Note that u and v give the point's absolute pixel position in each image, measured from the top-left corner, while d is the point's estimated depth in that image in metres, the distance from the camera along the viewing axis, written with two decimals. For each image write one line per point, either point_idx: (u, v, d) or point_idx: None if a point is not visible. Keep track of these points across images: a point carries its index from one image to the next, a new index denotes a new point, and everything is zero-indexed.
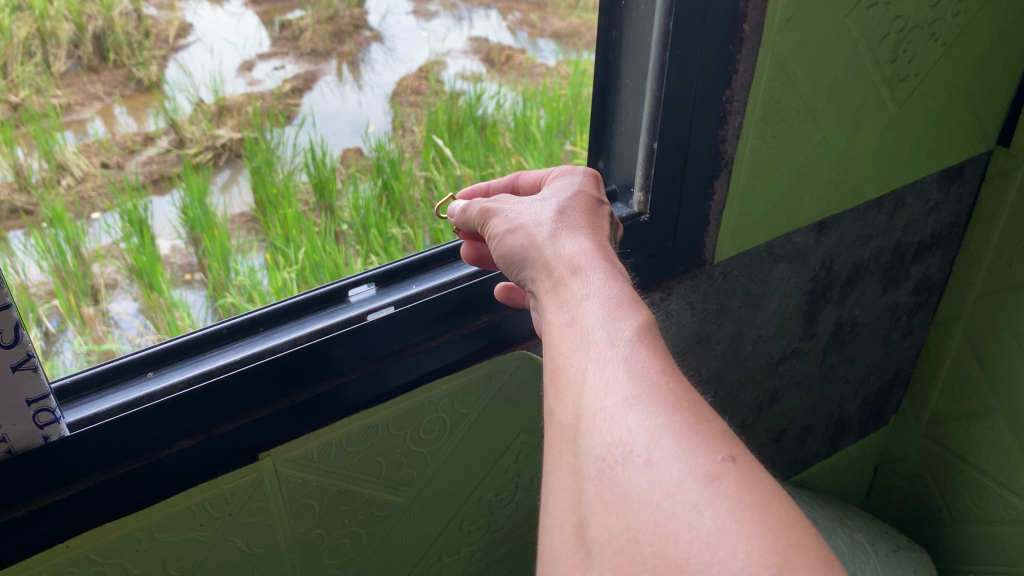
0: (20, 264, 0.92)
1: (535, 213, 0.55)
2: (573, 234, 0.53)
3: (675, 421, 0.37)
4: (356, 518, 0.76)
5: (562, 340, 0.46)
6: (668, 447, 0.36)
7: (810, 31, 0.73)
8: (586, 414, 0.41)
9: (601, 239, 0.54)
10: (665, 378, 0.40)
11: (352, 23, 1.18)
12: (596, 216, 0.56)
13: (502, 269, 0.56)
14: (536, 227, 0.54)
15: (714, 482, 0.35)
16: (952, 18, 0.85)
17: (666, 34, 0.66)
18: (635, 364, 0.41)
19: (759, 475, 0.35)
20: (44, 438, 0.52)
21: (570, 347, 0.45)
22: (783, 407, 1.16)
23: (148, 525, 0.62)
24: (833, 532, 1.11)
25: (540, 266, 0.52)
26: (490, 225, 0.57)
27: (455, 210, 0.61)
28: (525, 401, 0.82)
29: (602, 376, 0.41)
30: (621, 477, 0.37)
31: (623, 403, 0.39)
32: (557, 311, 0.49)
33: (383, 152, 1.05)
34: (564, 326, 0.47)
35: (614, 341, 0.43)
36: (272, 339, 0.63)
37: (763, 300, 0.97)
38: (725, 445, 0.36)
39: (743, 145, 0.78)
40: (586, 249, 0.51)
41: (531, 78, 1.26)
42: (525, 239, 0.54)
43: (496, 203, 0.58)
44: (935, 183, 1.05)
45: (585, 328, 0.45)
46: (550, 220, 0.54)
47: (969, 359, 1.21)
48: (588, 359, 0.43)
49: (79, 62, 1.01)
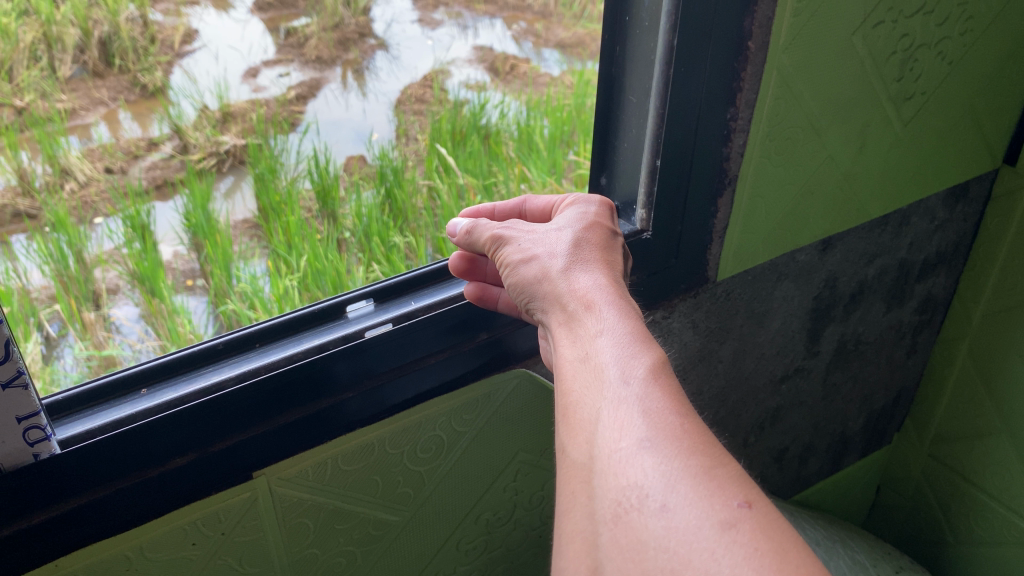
0: (21, 268, 0.92)
1: (548, 244, 0.55)
2: (588, 267, 0.52)
3: (690, 465, 0.38)
4: (351, 537, 0.75)
5: (575, 377, 0.46)
6: (684, 493, 0.37)
7: (816, 49, 0.73)
8: (600, 456, 0.41)
9: (615, 275, 0.53)
10: (679, 420, 0.40)
11: (357, 31, 1.14)
12: (610, 249, 0.56)
13: (512, 298, 0.56)
14: (551, 259, 0.53)
15: (731, 529, 0.35)
16: (959, 36, 0.84)
17: (670, 51, 0.65)
18: (648, 405, 0.41)
19: (775, 522, 0.36)
20: (35, 455, 0.52)
21: (584, 385, 0.45)
22: (786, 425, 1.15)
23: (140, 544, 0.61)
24: (836, 553, 1.10)
25: (552, 299, 0.52)
26: (501, 253, 0.56)
27: (460, 231, 0.60)
28: (524, 419, 0.81)
29: (616, 417, 0.42)
30: (637, 522, 0.37)
31: (638, 445, 0.39)
32: (570, 345, 0.48)
33: (386, 160, 1.05)
34: (577, 363, 0.47)
35: (628, 379, 0.43)
36: (268, 356, 0.62)
37: (767, 318, 0.96)
38: (741, 491, 0.37)
39: (748, 163, 0.77)
40: (600, 284, 0.51)
41: (535, 87, 1.25)
42: (538, 270, 0.53)
43: (508, 229, 0.57)
44: (941, 202, 1.04)
45: (599, 365, 0.45)
46: (565, 252, 0.53)
47: (973, 378, 1.20)
48: (601, 399, 0.43)
49: (83, 67, 1.01)
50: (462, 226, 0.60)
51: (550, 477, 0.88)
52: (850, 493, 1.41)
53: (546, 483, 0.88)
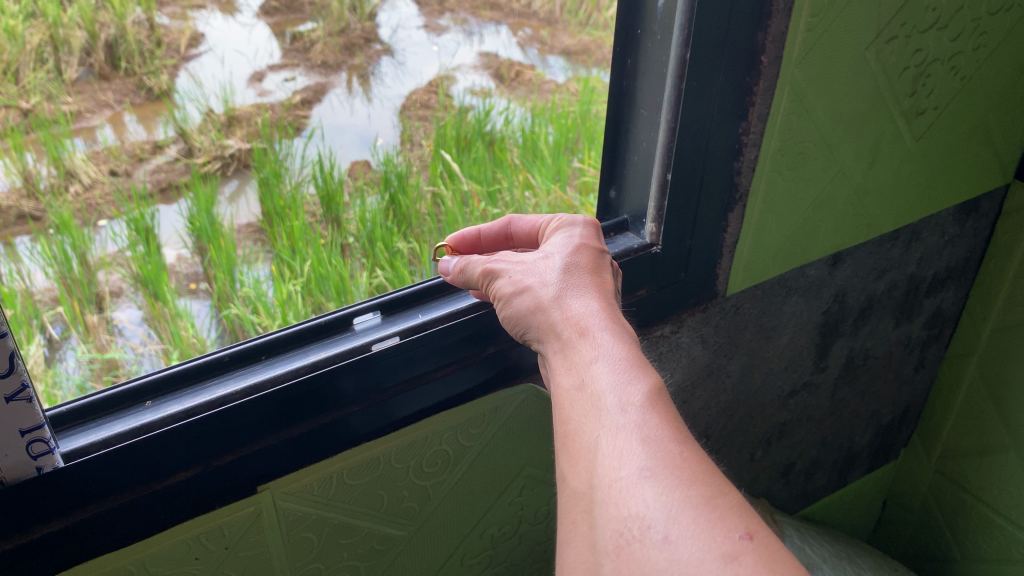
0: (26, 271, 0.91)
1: (539, 272, 0.54)
2: (580, 292, 0.52)
3: (691, 496, 0.38)
4: (355, 551, 0.74)
5: (572, 406, 0.46)
6: (686, 525, 0.36)
7: (828, 64, 0.72)
8: (599, 486, 0.40)
9: (607, 296, 0.52)
10: (678, 448, 0.40)
11: (363, 36, 1.17)
12: (599, 270, 0.55)
13: (508, 328, 0.55)
14: (542, 287, 0.53)
15: (733, 562, 0.35)
16: (972, 52, 0.83)
17: (683, 65, 0.65)
18: (646, 432, 0.41)
19: (776, 555, 0.36)
20: (38, 468, 0.51)
21: (581, 413, 0.45)
22: (793, 440, 1.14)
23: (142, 559, 0.60)
24: (843, 569, 1.09)
25: (546, 330, 0.51)
26: (495, 287, 0.55)
27: (451, 271, 0.60)
28: (530, 433, 0.80)
29: (614, 445, 0.41)
30: (638, 553, 0.37)
31: (638, 475, 0.39)
32: (565, 373, 0.48)
33: (391, 166, 1.04)
34: (573, 392, 0.46)
35: (626, 407, 0.43)
36: (274, 369, 0.61)
37: (775, 333, 0.95)
38: (742, 522, 0.37)
39: (759, 178, 0.76)
40: (594, 309, 0.50)
41: (540, 94, 1.24)
42: (530, 302, 0.53)
43: (497, 262, 0.57)
44: (951, 217, 1.03)
45: (596, 394, 0.45)
46: (556, 279, 0.53)
47: (981, 393, 1.19)
48: (599, 427, 0.43)
49: (90, 70, 1.04)
50: (454, 265, 0.60)
51: (556, 492, 0.87)
52: (856, 508, 1.40)
53: (552, 497, 0.87)
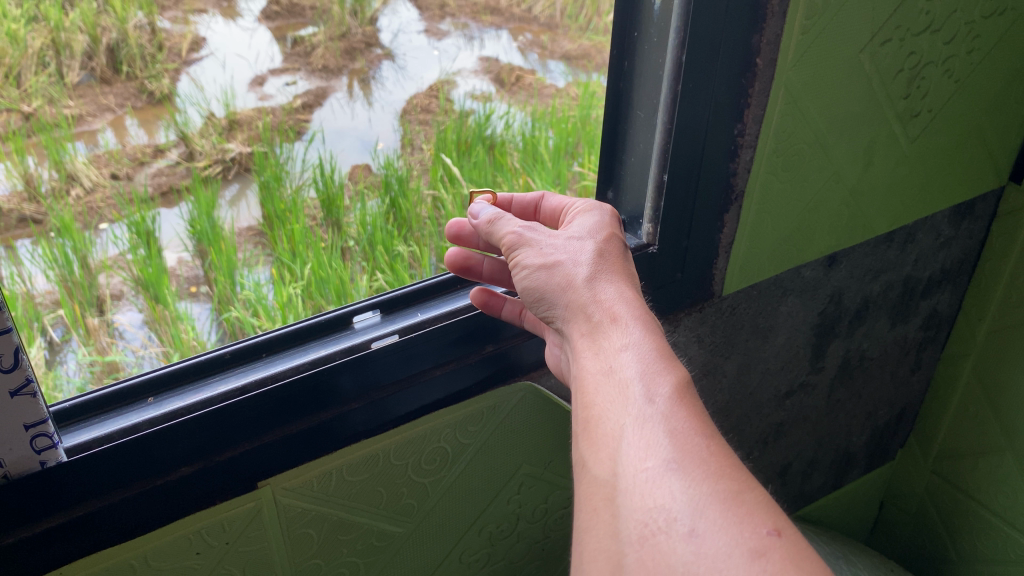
0: (26, 274, 0.92)
1: (573, 251, 0.55)
2: (612, 279, 0.53)
3: (718, 490, 0.39)
4: (354, 548, 0.75)
5: (598, 391, 0.47)
6: (713, 519, 0.38)
7: (823, 67, 0.73)
8: (623, 475, 0.42)
9: (636, 287, 0.54)
10: (704, 442, 0.41)
11: (364, 41, 1.22)
12: (628, 260, 0.56)
13: (529, 301, 0.56)
14: (576, 267, 0.54)
15: (761, 558, 0.36)
16: (966, 55, 0.84)
17: (678, 67, 0.65)
18: (673, 425, 0.42)
19: (804, 551, 0.37)
20: (42, 463, 0.52)
21: (607, 400, 0.46)
22: (789, 441, 1.15)
23: (144, 554, 0.61)
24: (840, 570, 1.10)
25: (575, 309, 0.52)
26: (525, 253, 0.56)
27: (482, 218, 0.60)
28: (528, 431, 0.81)
29: (640, 436, 0.42)
30: (665, 545, 0.38)
31: (664, 467, 0.40)
32: (592, 358, 0.49)
33: (392, 170, 1.06)
34: (600, 378, 0.47)
35: (654, 398, 0.44)
36: (275, 366, 0.62)
37: (771, 333, 0.96)
38: (770, 519, 0.38)
39: (755, 179, 0.77)
40: (624, 297, 0.51)
41: (540, 98, 1.25)
42: (562, 278, 0.53)
43: (529, 232, 0.57)
44: (946, 219, 1.04)
45: (624, 382, 0.46)
46: (590, 262, 0.54)
47: (977, 394, 1.19)
48: (626, 415, 0.44)
49: (92, 74, 1.06)
50: (484, 214, 0.60)
51: (553, 489, 0.88)
52: (853, 509, 1.40)
53: (549, 495, 0.88)
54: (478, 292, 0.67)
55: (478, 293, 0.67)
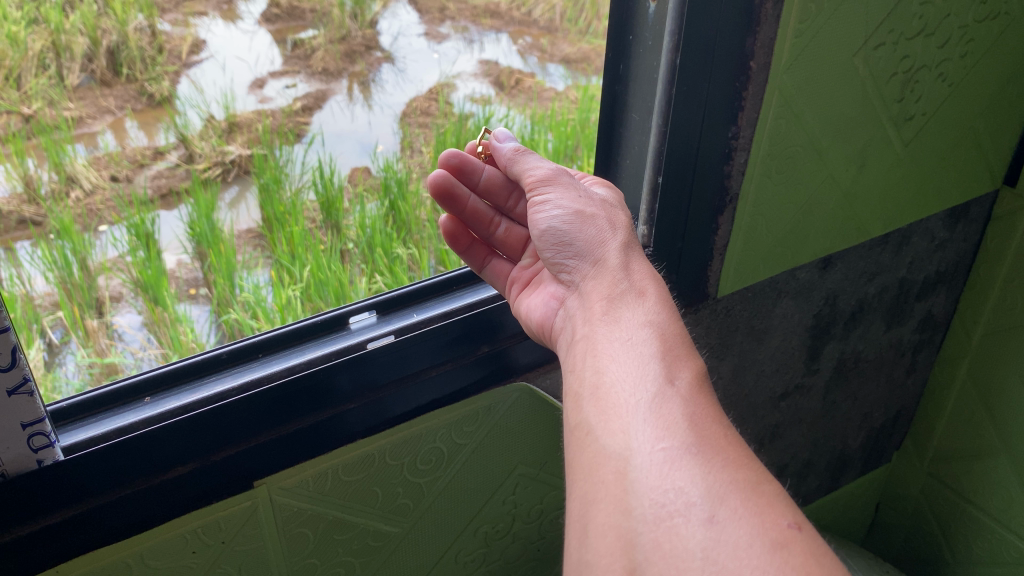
0: (26, 275, 0.92)
1: (607, 215, 0.59)
2: (640, 257, 0.57)
3: (738, 479, 0.41)
4: (350, 548, 0.75)
5: (618, 355, 0.50)
6: (734, 508, 0.40)
7: (817, 69, 0.73)
8: (638, 453, 0.44)
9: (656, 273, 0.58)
10: (720, 430, 0.44)
11: (364, 44, 1.20)
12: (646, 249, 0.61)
13: (548, 246, 0.60)
14: (610, 231, 0.58)
15: (782, 549, 0.38)
16: (960, 59, 0.85)
17: (672, 70, 0.66)
18: (691, 409, 0.45)
19: (820, 545, 0.39)
20: (38, 461, 0.52)
21: (627, 368, 0.49)
22: (785, 443, 1.15)
23: (141, 552, 0.61)
24: None
25: (602, 268, 0.56)
26: (557, 194, 0.60)
27: (505, 149, 0.63)
28: (524, 432, 0.81)
29: (659, 413, 0.45)
30: (681, 528, 0.40)
31: (682, 450, 0.43)
32: (612, 320, 0.53)
33: (391, 172, 1.08)
34: (620, 341, 0.51)
35: (674, 378, 0.47)
36: (270, 366, 0.63)
37: (766, 335, 0.97)
38: (789, 513, 0.40)
39: (749, 181, 0.77)
40: (651, 275, 0.56)
41: (540, 101, 1.25)
42: (596, 234, 0.58)
43: (566, 178, 0.61)
44: (941, 222, 1.04)
45: (646, 353, 0.49)
46: (622, 233, 0.58)
47: (973, 397, 1.20)
48: (643, 391, 0.47)
49: (92, 75, 1.06)
50: (510, 148, 0.63)
51: (548, 490, 0.88)
52: (849, 511, 1.41)
53: (544, 496, 0.89)
54: (449, 222, 0.70)
55: (448, 222, 0.70)
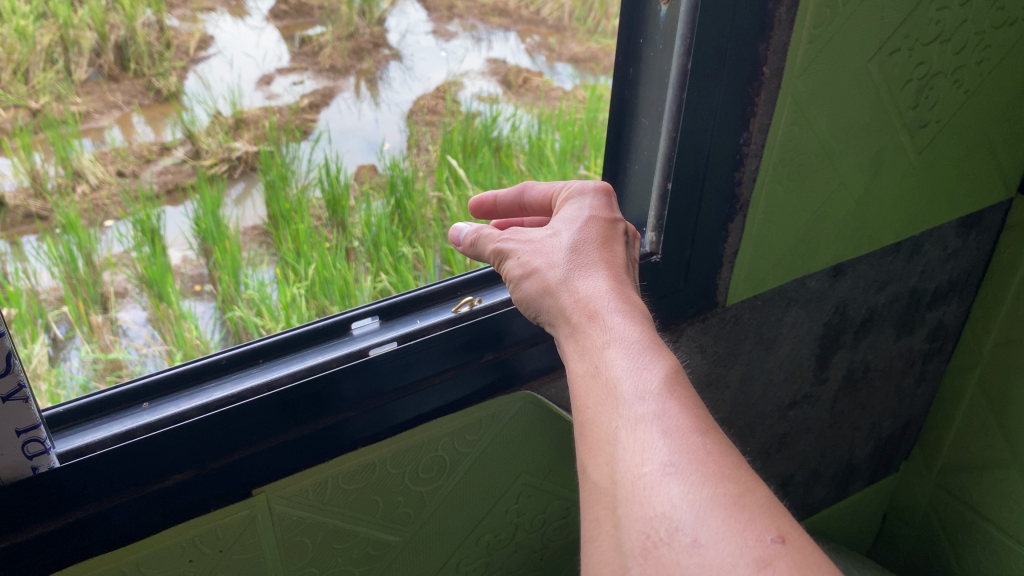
0: (31, 269, 0.91)
1: (548, 251, 0.55)
2: (590, 271, 0.53)
3: (719, 495, 0.38)
4: (349, 557, 0.74)
5: (587, 394, 0.47)
6: (715, 527, 0.37)
7: (831, 75, 0.72)
8: (623, 483, 0.41)
9: (618, 275, 0.53)
10: (701, 439, 0.41)
11: (371, 41, 1.25)
12: (613, 244, 0.56)
13: (521, 308, 0.56)
14: (551, 267, 0.54)
15: (768, 569, 0.36)
16: (976, 65, 0.83)
17: (683, 75, 0.64)
18: (667, 423, 0.42)
19: (809, 557, 0.37)
20: (33, 469, 0.51)
21: (597, 401, 0.45)
22: (793, 452, 1.14)
23: (136, 561, 0.60)
24: None
25: (557, 311, 0.52)
26: (505, 267, 0.56)
27: (463, 240, 0.61)
28: (528, 441, 0.80)
29: (634, 439, 0.42)
30: (667, 557, 0.37)
31: (662, 471, 0.40)
32: (577, 358, 0.49)
33: (397, 171, 1.05)
34: (587, 378, 0.47)
35: (642, 395, 0.44)
36: (270, 373, 0.61)
37: (776, 343, 0.95)
38: (774, 524, 0.38)
39: (760, 188, 0.76)
40: (603, 290, 0.51)
41: (548, 101, 1.26)
42: (540, 282, 0.54)
43: (508, 242, 0.58)
44: (954, 230, 1.03)
45: (610, 382, 0.45)
46: (564, 258, 0.54)
47: (983, 408, 1.18)
48: (617, 418, 0.44)
49: (99, 71, 1.09)
50: (464, 235, 0.61)
51: (552, 499, 0.87)
52: (856, 521, 1.39)
53: (549, 505, 0.87)
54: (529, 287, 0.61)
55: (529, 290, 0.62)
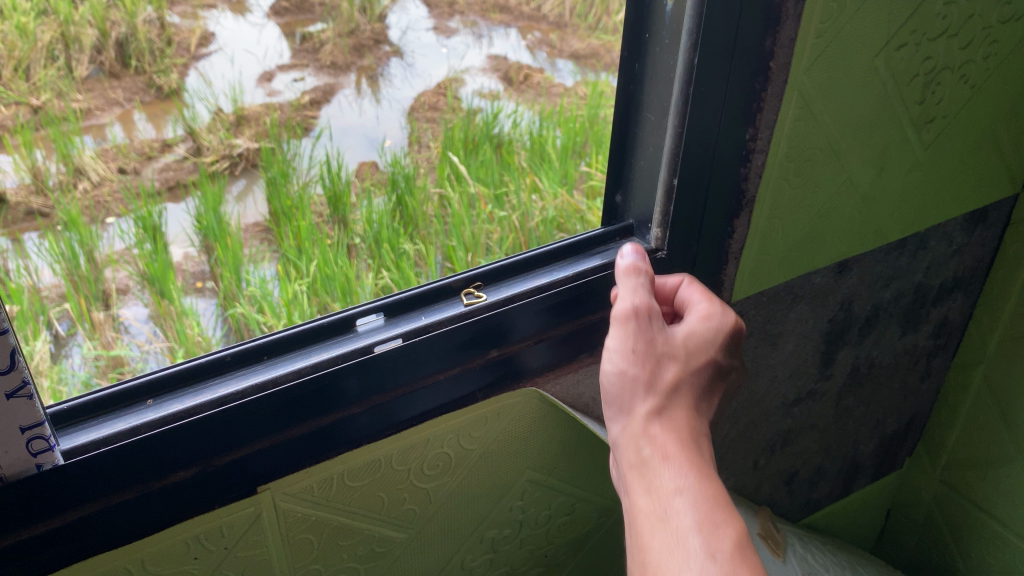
0: (33, 266, 0.92)
1: (660, 363, 0.58)
2: (673, 404, 0.57)
3: None
4: (354, 553, 0.75)
5: (652, 536, 0.53)
6: None
7: (838, 70, 0.72)
8: None
9: (694, 426, 0.58)
10: None
11: (371, 37, 1.27)
12: (707, 394, 0.60)
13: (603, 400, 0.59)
14: (649, 377, 0.57)
15: None
16: (983, 60, 0.83)
17: (690, 69, 0.64)
18: None
19: None
20: (37, 467, 0.50)
21: (665, 548, 0.52)
22: (797, 449, 1.14)
23: (141, 558, 0.60)
24: (832, 560, 1.05)
25: (628, 434, 0.57)
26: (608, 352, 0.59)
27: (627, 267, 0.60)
28: (533, 438, 0.80)
29: None
30: None
31: None
32: (643, 495, 0.55)
33: (399, 168, 1.09)
34: (654, 520, 0.53)
35: (713, 556, 0.51)
36: (275, 369, 0.61)
37: (781, 339, 0.95)
38: None
39: (766, 184, 0.76)
40: (679, 437, 0.56)
41: (549, 97, 1.31)
42: (629, 400, 0.57)
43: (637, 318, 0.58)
44: (959, 226, 1.02)
45: (681, 535, 0.52)
46: (664, 383, 0.57)
47: (988, 404, 1.18)
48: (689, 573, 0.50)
49: (101, 68, 1.03)
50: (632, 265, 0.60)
51: (557, 496, 0.87)
52: (860, 518, 1.39)
53: (554, 502, 0.87)
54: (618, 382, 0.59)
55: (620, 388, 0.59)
